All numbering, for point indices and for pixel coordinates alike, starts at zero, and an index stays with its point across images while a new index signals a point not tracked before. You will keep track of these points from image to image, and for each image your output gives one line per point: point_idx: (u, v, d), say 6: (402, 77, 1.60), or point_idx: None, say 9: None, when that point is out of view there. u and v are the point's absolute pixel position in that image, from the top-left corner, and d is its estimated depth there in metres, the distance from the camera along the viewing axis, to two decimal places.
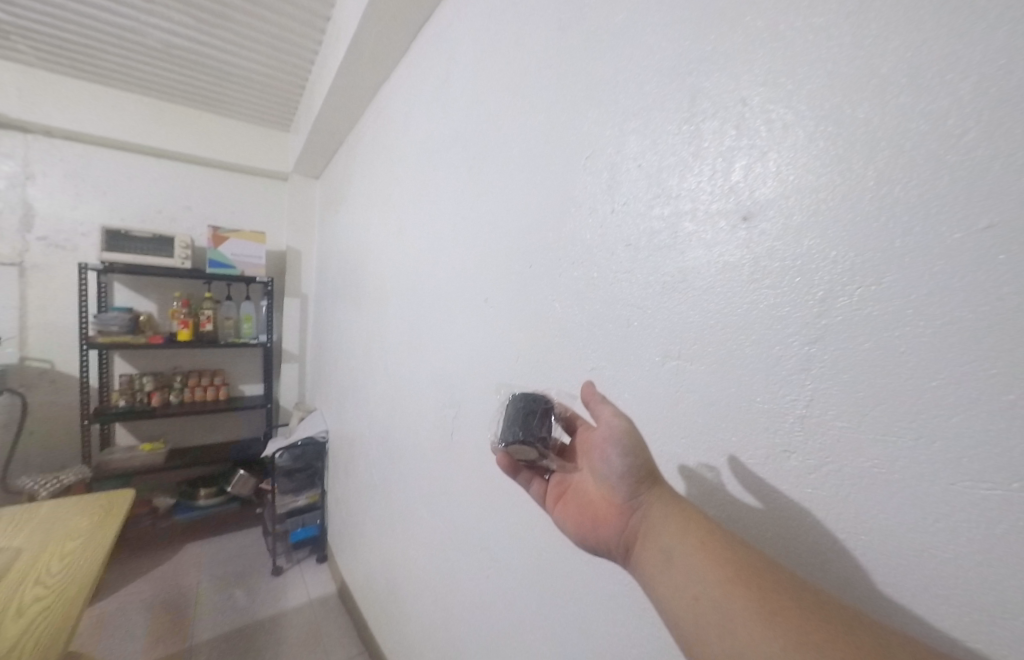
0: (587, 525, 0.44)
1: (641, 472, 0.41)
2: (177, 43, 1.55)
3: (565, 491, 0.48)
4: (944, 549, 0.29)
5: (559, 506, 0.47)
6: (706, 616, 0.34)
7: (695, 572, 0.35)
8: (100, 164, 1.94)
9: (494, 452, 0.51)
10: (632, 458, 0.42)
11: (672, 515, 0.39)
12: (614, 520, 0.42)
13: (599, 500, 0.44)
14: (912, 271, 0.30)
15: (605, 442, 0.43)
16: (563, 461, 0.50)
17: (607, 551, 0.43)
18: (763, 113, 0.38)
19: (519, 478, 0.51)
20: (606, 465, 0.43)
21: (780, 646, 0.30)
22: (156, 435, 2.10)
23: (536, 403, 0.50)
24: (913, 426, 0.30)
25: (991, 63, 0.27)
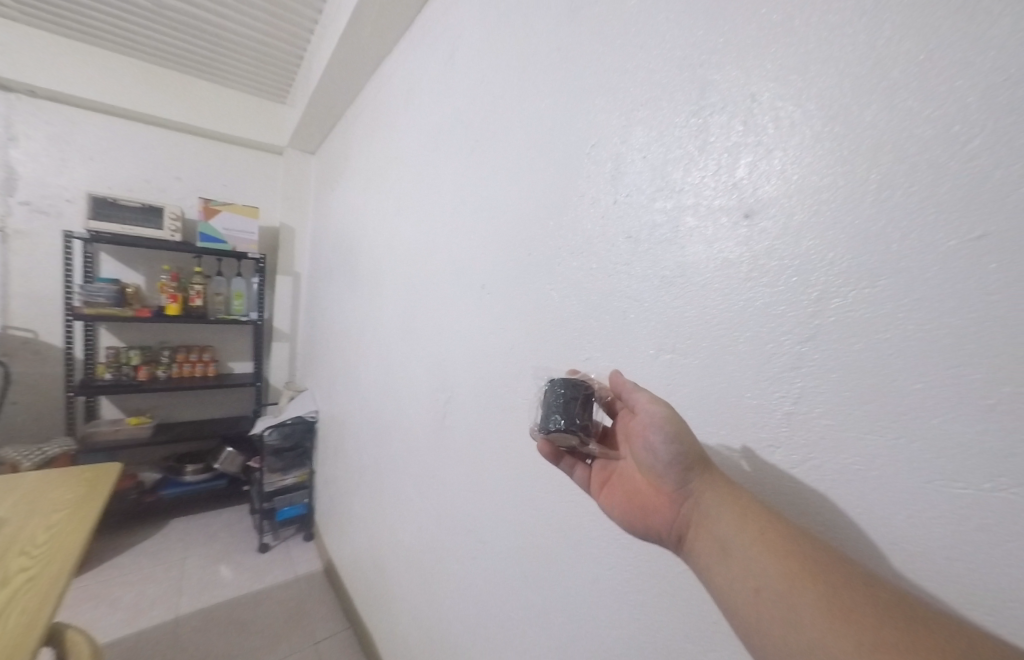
0: (636, 514, 0.42)
1: (689, 459, 0.38)
2: (168, 4, 1.48)
3: (610, 478, 0.45)
4: (916, 544, 0.30)
5: (604, 493, 0.45)
6: (768, 611, 0.31)
7: (755, 565, 0.33)
8: (87, 129, 1.87)
9: (534, 439, 0.48)
10: (678, 444, 0.38)
11: (725, 504, 0.36)
12: (664, 509, 0.39)
13: (646, 487, 0.41)
14: (906, 275, 0.30)
15: (647, 428, 0.40)
16: (605, 447, 0.47)
17: (658, 540, 0.40)
18: (771, 110, 0.38)
19: (561, 465, 0.49)
20: (650, 452, 0.40)
21: (855, 645, 0.27)
22: (143, 409, 2.08)
23: (574, 387, 0.47)
24: (895, 427, 0.30)
25: (999, 71, 0.27)
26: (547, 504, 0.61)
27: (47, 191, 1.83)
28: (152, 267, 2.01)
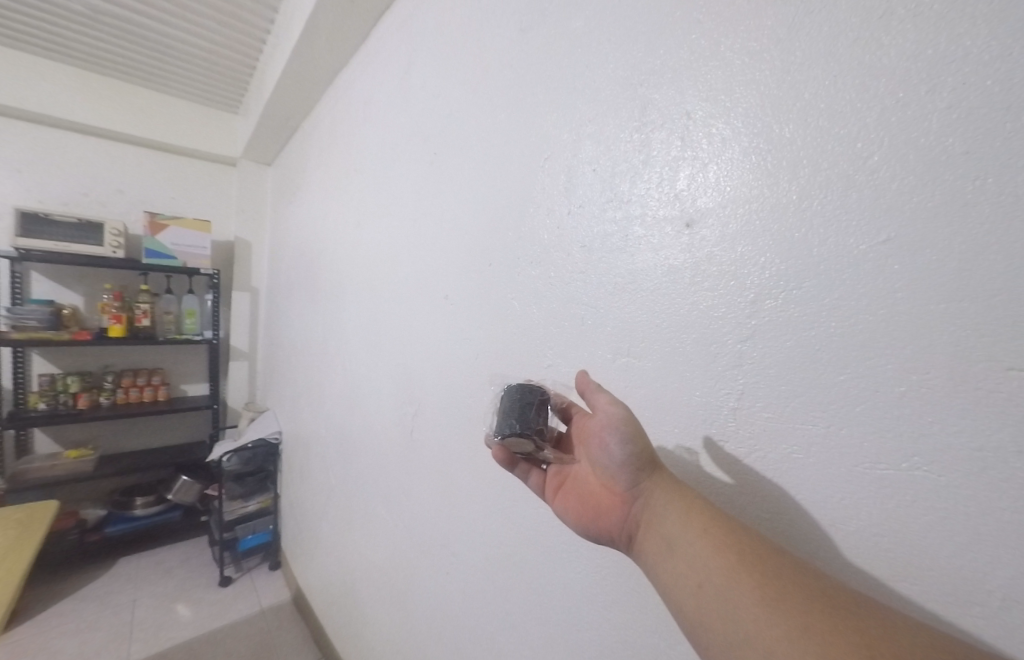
0: (589, 515, 0.44)
1: (642, 460, 0.41)
2: (106, 10, 1.41)
3: (564, 481, 0.47)
4: (848, 524, 0.32)
5: (558, 496, 0.47)
6: (709, 603, 0.34)
7: (698, 560, 0.35)
8: (13, 140, 1.74)
9: (489, 446, 0.50)
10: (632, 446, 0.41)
11: (673, 503, 0.38)
12: (616, 509, 0.42)
13: (599, 489, 0.44)
14: (826, 278, 0.33)
15: (603, 430, 0.42)
16: (560, 452, 0.49)
17: (610, 541, 0.43)
18: (705, 127, 0.41)
19: (517, 471, 0.51)
20: (606, 455, 0.42)
21: (783, 631, 0.30)
22: (83, 440, 1.92)
23: (531, 394, 0.49)
24: (825, 416, 0.33)
25: (892, 95, 0.31)
26: (517, 511, 0.62)
27: None
28: (91, 286, 1.88)
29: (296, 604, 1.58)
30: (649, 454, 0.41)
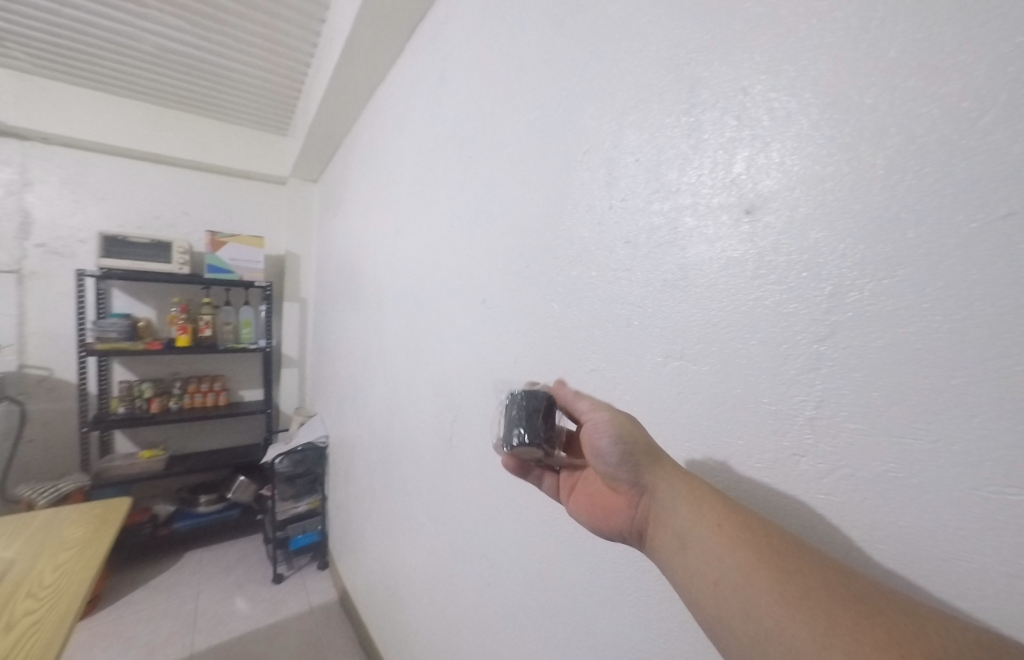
0: (599, 516, 0.44)
1: (638, 458, 0.39)
2: (173, 48, 1.54)
3: (576, 483, 0.48)
4: (966, 557, 0.27)
5: (571, 499, 0.47)
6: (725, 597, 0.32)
7: (713, 555, 0.34)
8: (97, 171, 1.93)
9: (500, 457, 0.49)
10: (624, 443, 0.40)
11: (677, 497, 0.37)
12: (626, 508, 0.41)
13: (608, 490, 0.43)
14: (926, 263, 0.28)
15: (595, 431, 0.41)
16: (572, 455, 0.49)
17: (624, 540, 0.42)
18: (765, 102, 0.36)
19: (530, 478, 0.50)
20: (601, 455, 0.41)
21: (810, 628, 0.29)
22: (155, 441, 2.09)
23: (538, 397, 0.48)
24: (930, 428, 0.28)
25: (1008, 42, 0.26)
26: (558, 525, 0.58)
27: (60, 233, 1.88)
28: (162, 300, 2.05)
29: (342, 605, 1.61)
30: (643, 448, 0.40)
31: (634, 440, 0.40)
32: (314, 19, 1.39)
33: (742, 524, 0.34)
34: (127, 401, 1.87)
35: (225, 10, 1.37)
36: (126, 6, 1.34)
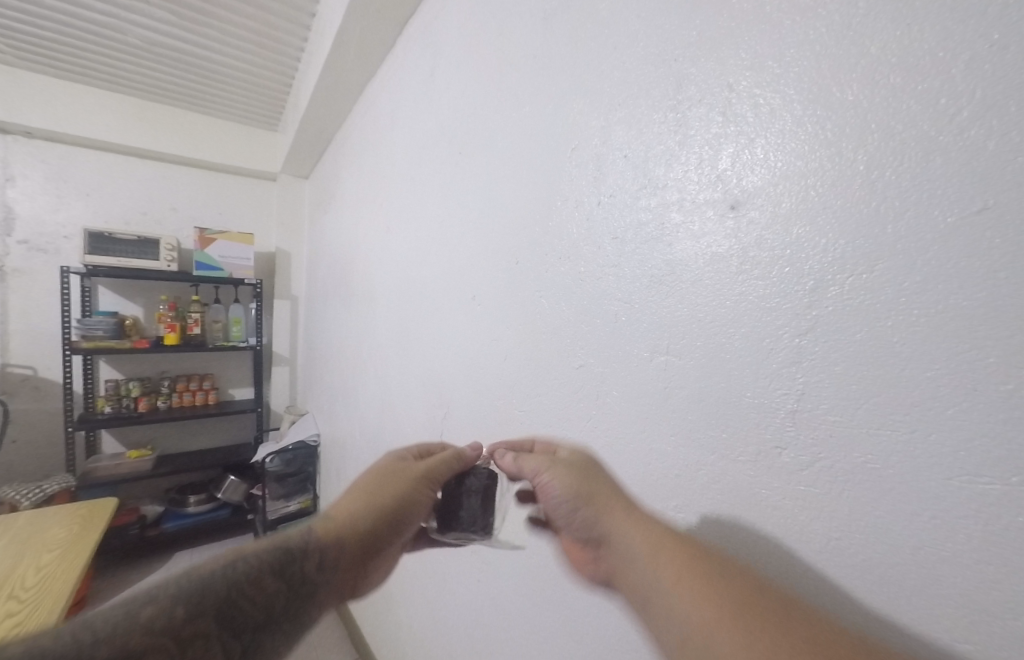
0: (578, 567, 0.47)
1: (582, 498, 0.46)
2: (160, 41, 1.51)
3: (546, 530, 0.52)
4: (942, 547, 0.27)
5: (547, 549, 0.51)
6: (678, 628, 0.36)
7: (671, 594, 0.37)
8: (82, 165, 1.90)
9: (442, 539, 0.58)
10: (575, 484, 0.46)
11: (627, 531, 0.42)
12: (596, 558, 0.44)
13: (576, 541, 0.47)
14: (904, 258, 0.29)
15: (541, 480, 0.49)
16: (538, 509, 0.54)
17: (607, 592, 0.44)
18: (750, 98, 0.37)
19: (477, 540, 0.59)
20: (552, 504, 0.48)
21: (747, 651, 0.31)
22: (143, 441, 2.06)
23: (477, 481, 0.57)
24: (908, 419, 0.28)
25: (984, 39, 0.26)
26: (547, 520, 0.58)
27: (43, 229, 1.84)
28: (149, 298, 2.02)
29: None
30: (595, 487, 0.46)
31: (585, 481, 0.46)
32: (304, 11, 1.37)
33: (694, 562, 0.37)
34: (113, 400, 1.84)
35: (213, 3, 1.34)
36: None
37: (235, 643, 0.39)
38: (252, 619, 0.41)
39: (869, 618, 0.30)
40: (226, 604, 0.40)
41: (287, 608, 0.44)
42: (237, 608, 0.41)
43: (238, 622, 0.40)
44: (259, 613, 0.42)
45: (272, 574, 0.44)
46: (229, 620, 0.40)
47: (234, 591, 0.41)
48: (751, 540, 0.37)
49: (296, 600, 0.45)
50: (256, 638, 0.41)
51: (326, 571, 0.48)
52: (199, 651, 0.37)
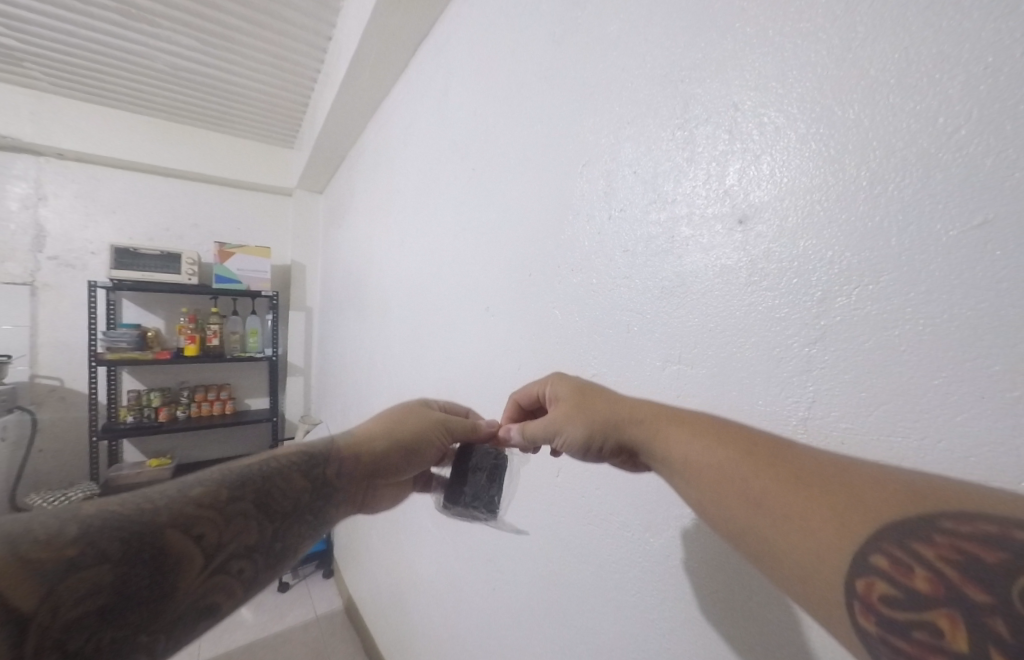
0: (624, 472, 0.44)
1: (601, 426, 0.43)
2: (184, 65, 1.58)
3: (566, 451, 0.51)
4: None
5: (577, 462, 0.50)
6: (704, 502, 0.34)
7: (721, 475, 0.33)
8: (109, 184, 1.98)
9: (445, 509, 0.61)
10: (581, 408, 0.45)
11: (638, 426, 0.40)
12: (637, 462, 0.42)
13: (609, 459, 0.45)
14: (908, 269, 0.30)
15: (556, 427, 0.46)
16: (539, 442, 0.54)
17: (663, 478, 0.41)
18: (755, 117, 0.38)
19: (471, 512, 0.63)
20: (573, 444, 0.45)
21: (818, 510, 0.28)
22: (163, 449, 2.11)
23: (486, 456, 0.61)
24: (917, 427, 0.29)
25: (979, 61, 0.27)
26: (562, 528, 0.59)
27: (73, 245, 1.93)
28: (171, 310, 2.08)
29: (348, 613, 1.61)
30: (604, 401, 0.44)
31: (591, 400, 0.45)
32: (320, 35, 1.43)
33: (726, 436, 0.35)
34: (135, 410, 1.89)
35: (235, 30, 1.41)
36: (139, 27, 1.39)
37: (269, 524, 0.45)
38: (283, 507, 0.47)
39: None
40: (262, 492, 0.46)
41: (311, 503, 0.50)
42: (272, 497, 0.46)
43: (273, 507, 0.46)
44: (288, 504, 0.48)
45: (300, 473, 0.51)
46: (265, 505, 0.45)
47: (269, 482, 0.47)
48: None
49: (318, 498, 0.51)
50: (285, 523, 0.46)
51: (343, 478, 0.55)
52: (241, 524, 0.43)
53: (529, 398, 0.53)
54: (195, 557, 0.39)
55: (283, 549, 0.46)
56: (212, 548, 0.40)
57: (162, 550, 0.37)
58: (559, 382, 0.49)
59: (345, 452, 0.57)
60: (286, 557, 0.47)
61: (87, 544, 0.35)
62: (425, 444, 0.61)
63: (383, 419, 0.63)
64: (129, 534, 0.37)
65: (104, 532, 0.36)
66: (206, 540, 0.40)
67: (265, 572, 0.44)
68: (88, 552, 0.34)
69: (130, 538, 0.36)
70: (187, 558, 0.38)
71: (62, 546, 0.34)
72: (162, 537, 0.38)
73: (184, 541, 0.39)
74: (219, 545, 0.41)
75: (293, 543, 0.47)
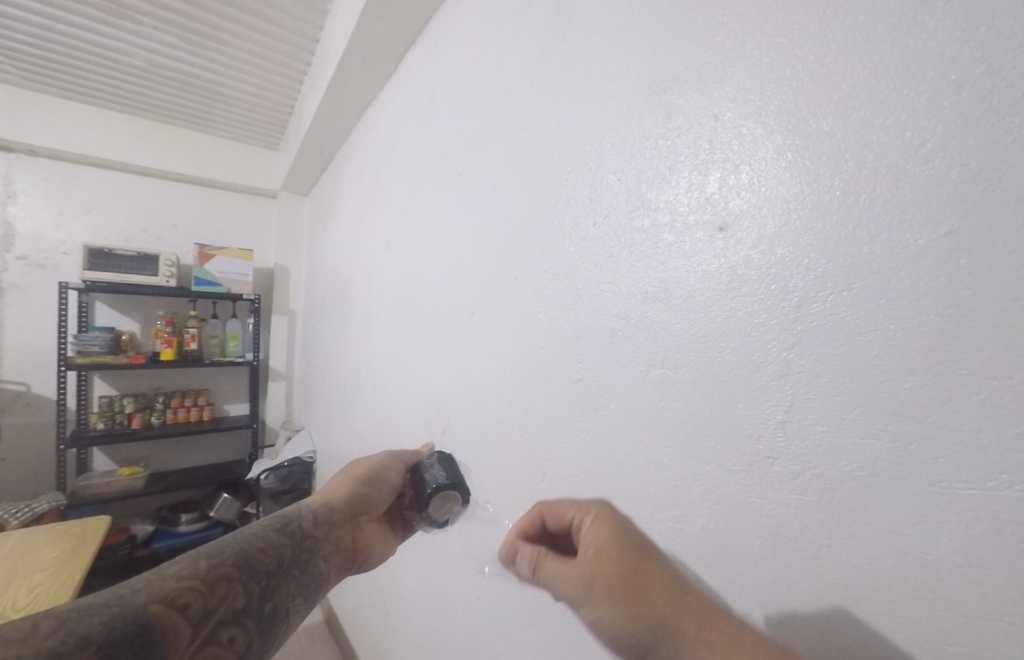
0: None
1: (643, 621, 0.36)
2: (166, 64, 1.55)
3: None
4: (927, 551, 0.28)
5: None
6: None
7: None
8: (84, 183, 1.92)
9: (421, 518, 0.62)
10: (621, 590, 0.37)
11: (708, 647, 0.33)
12: None
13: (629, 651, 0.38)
14: (880, 277, 0.31)
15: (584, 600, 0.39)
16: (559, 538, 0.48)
17: None
18: (734, 128, 0.39)
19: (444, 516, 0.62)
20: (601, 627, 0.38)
21: None
22: (136, 458, 2.03)
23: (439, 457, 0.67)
24: (889, 428, 0.30)
25: (944, 79, 0.28)
26: None
27: (43, 245, 1.86)
28: (147, 314, 2.02)
29: (328, 626, 1.57)
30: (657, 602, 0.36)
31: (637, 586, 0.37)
32: (308, 38, 1.42)
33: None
34: (107, 417, 1.82)
35: (219, 29, 1.39)
36: (120, 23, 1.36)
37: (256, 584, 0.46)
38: (266, 565, 0.48)
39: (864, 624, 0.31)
40: (242, 557, 0.47)
41: (295, 558, 0.52)
42: (254, 558, 0.48)
43: (256, 567, 0.47)
44: (271, 561, 0.49)
45: (276, 531, 0.52)
46: (248, 567, 0.46)
47: (247, 546, 0.48)
48: (742, 548, 0.38)
49: (301, 552, 0.53)
50: (270, 582, 0.47)
51: (321, 525, 0.57)
52: (226, 588, 0.43)
53: (558, 517, 0.46)
54: (184, 629, 0.39)
55: (273, 610, 0.47)
56: (199, 617, 0.40)
57: (147, 627, 0.37)
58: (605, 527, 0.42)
59: (312, 507, 0.60)
60: (279, 620, 0.47)
61: (66, 633, 0.34)
62: (383, 473, 0.67)
63: (341, 474, 0.67)
64: (110, 617, 0.36)
65: (81, 620, 0.35)
66: (191, 610, 0.40)
67: (258, 639, 0.44)
68: (68, 641, 0.33)
69: (111, 621, 0.36)
70: (175, 632, 0.38)
71: (38, 640, 0.32)
72: (146, 614, 0.38)
73: (169, 615, 0.39)
74: (205, 613, 0.41)
75: (284, 601, 0.48)
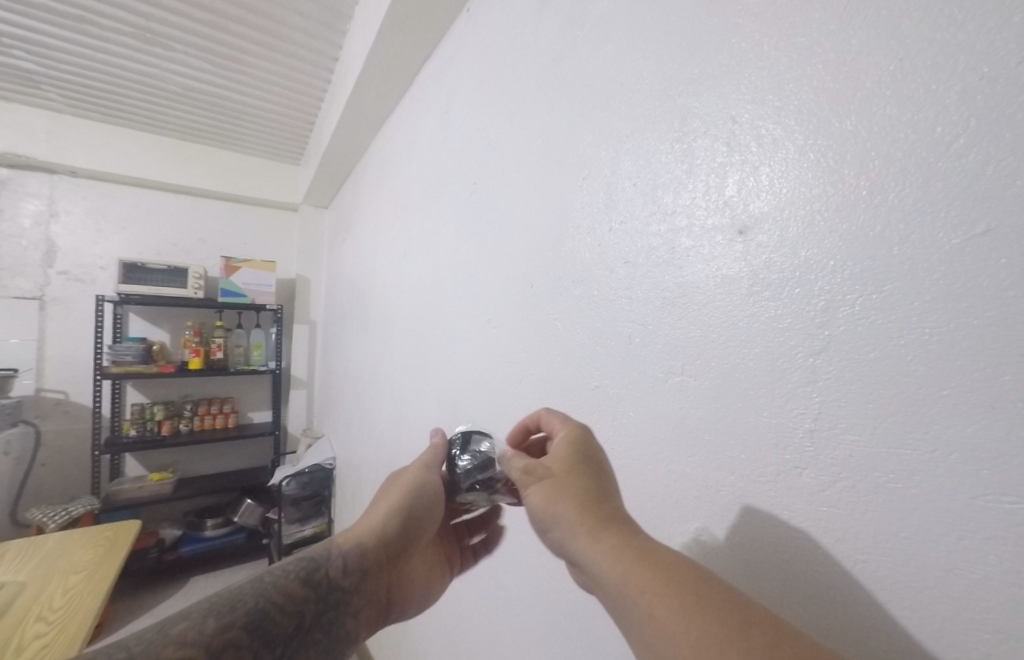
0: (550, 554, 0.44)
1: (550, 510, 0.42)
2: (194, 86, 1.62)
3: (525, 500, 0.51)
4: (973, 569, 0.26)
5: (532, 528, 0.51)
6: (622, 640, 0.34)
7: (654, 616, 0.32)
8: (119, 201, 2.02)
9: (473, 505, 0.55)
10: (542, 501, 0.43)
11: (591, 537, 0.38)
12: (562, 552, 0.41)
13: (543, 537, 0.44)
14: (910, 282, 0.29)
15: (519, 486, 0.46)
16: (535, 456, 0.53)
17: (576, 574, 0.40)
18: (753, 129, 0.38)
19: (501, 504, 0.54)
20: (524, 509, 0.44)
21: None
22: (165, 464, 2.10)
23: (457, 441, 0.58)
24: (928, 437, 0.28)
25: (975, 72, 0.27)
26: None
27: (82, 260, 1.96)
28: (176, 324, 2.09)
29: None
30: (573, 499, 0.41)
31: (559, 484, 0.42)
32: (328, 56, 1.47)
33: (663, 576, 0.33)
34: (138, 424, 1.89)
35: (244, 52, 1.45)
36: (152, 49, 1.43)
37: (269, 654, 0.44)
38: (283, 630, 0.46)
39: (903, 644, 0.29)
40: (256, 616, 0.44)
41: (316, 617, 0.49)
42: (269, 620, 0.45)
43: (271, 633, 0.45)
44: (290, 624, 0.47)
45: (298, 583, 0.49)
46: (261, 631, 0.44)
47: (266, 602, 0.46)
48: (765, 560, 0.37)
49: (324, 609, 0.50)
50: (285, 647, 0.45)
51: (351, 574, 0.53)
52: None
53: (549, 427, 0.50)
54: None
55: None
56: None
57: None
58: (557, 458, 0.44)
59: (343, 549, 0.54)
60: None
61: None
62: (422, 494, 0.57)
63: (377, 499, 0.59)
64: None
65: None
66: None
67: None
68: None
69: None
70: None
71: None
72: None
73: None
74: None
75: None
